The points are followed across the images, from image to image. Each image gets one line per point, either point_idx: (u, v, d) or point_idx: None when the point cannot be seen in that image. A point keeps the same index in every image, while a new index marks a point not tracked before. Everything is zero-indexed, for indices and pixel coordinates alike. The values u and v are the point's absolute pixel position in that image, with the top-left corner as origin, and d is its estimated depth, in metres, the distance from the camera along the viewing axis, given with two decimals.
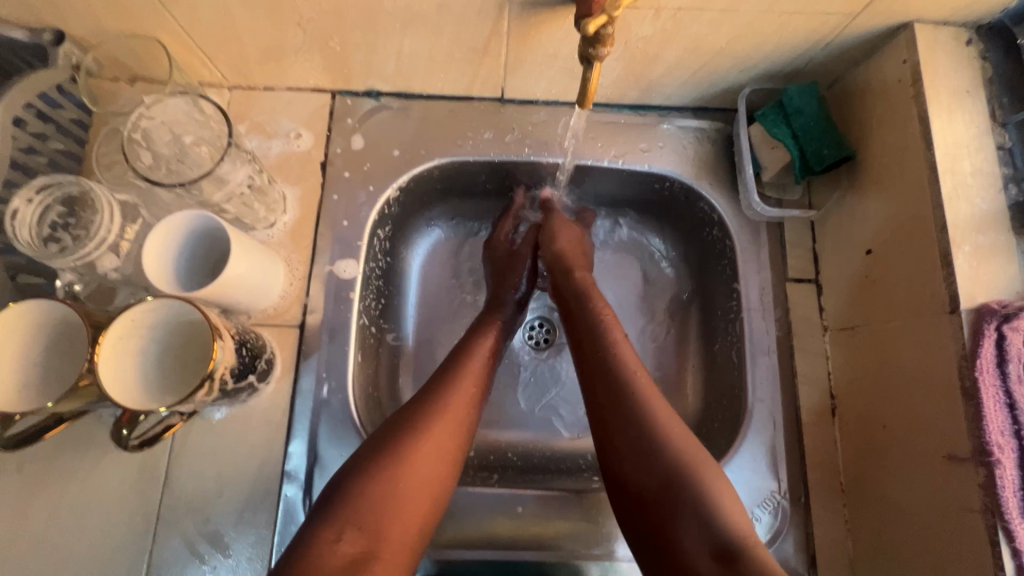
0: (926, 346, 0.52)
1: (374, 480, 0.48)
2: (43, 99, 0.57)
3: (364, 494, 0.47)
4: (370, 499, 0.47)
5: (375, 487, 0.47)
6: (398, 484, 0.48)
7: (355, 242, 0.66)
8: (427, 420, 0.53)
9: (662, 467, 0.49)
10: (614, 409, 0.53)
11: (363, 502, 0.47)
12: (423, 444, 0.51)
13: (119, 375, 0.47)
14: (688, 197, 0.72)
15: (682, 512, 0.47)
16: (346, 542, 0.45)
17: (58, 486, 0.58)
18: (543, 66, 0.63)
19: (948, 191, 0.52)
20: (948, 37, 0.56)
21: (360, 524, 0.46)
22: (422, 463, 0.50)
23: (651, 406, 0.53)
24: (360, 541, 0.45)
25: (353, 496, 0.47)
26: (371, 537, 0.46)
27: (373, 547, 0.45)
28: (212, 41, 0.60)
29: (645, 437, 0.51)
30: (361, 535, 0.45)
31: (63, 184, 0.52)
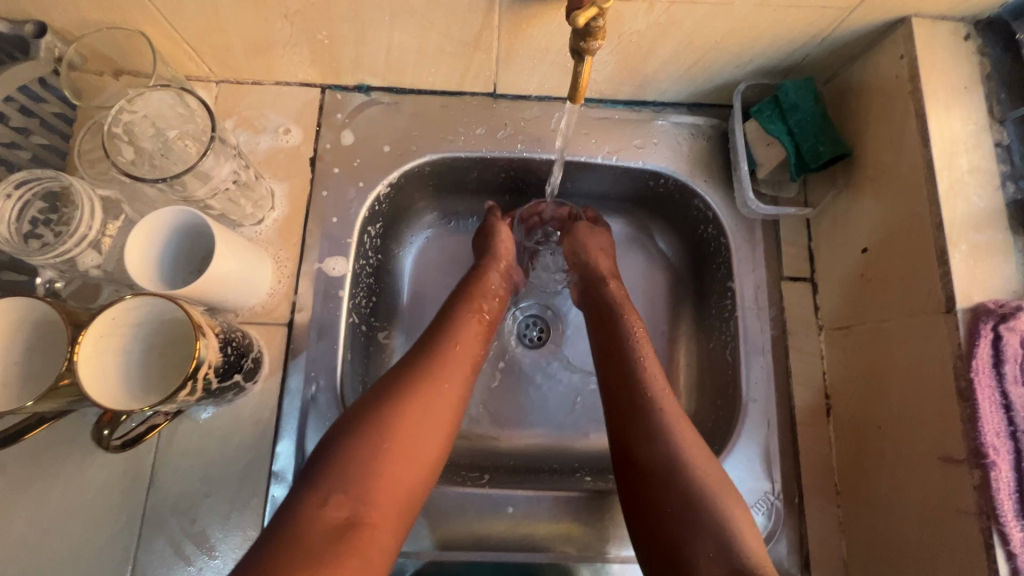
0: (922, 344, 0.52)
1: (364, 441, 0.47)
2: (24, 93, 0.56)
3: (354, 459, 0.47)
4: (357, 463, 0.46)
5: (366, 449, 0.47)
6: (390, 448, 0.48)
7: (345, 238, 0.65)
8: (421, 387, 0.52)
9: (674, 472, 0.50)
10: (631, 407, 0.55)
11: (351, 465, 0.46)
12: (422, 413, 0.51)
13: (100, 375, 0.46)
14: (683, 195, 0.71)
15: (687, 515, 0.48)
16: (332, 506, 0.44)
17: (41, 485, 0.57)
18: (535, 60, 0.62)
19: (945, 189, 0.51)
20: (946, 32, 0.55)
21: (349, 489, 0.45)
22: (415, 428, 0.50)
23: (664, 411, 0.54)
24: (347, 506, 0.45)
25: (342, 460, 0.47)
26: (359, 501, 0.45)
27: (361, 513, 0.45)
28: (197, 34, 0.59)
29: (662, 441, 0.52)
30: (348, 501, 0.45)
31: (43, 180, 0.51)
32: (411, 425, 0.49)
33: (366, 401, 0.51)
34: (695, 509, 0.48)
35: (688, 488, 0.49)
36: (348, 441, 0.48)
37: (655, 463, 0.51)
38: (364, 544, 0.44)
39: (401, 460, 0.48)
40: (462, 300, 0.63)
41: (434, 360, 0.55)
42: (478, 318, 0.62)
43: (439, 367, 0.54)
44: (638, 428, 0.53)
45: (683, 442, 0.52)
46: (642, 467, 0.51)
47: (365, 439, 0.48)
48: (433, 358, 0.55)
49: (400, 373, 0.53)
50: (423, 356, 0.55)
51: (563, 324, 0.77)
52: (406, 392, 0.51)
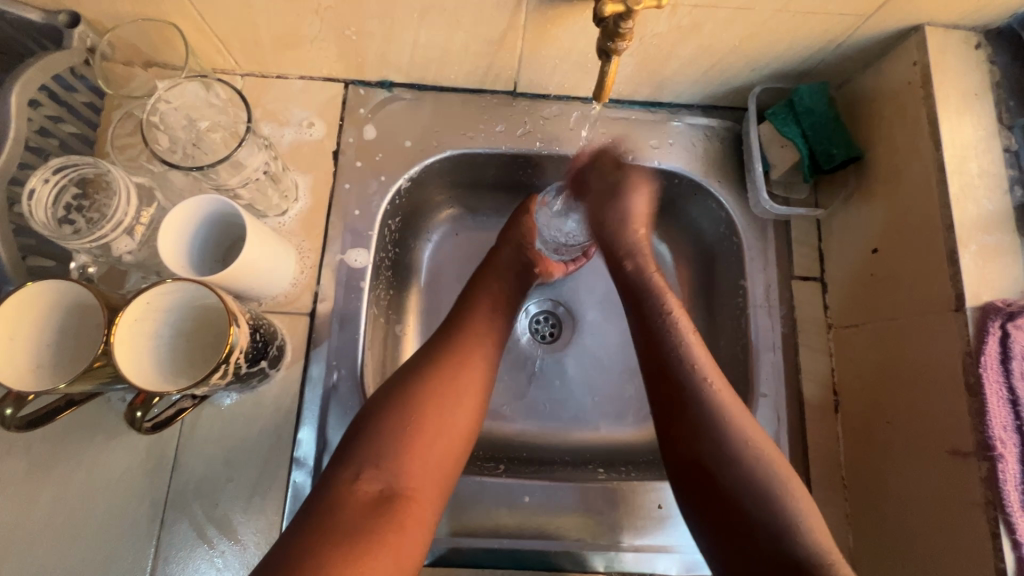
0: (929, 337, 0.54)
1: (393, 416, 0.50)
2: (57, 81, 0.57)
3: (386, 435, 0.49)
4: (388, 436, 0.49)
5: (393, 419, 0.50)
6: (420, 423, 0.50)
7: (366, 231, 0.67)
8: (448, 364, 0.55)
9: (725, 456, 0.49)
10: (672, 384, 0.54)
11: (383, 439, 0.49)
12: (449, 385, 0.53)
13: (136, 359, 0.47)
14: (696, 194, 0.73)
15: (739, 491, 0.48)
16: (364, 481, 0.47)
17: (66, 468, 0.58)
18: (558, 59, 0.64)
19: (955, 192, 0.53)
20: (958, 40, 0.57)
21: (378, 464, 0.48)
22: (441, 401, 0.52)
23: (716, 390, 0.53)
24: (380, 479, 0.47)
25: (375, 433, 0.49)
26: (392, 476, 0.48)
27: (395, 485, 0.47)
28: (227, 28, 0.60)
29: (716, 431, 0.51)
30: (379, 474, 0.47)
31: (79, 166, 0.52)
32: (437, 402, 0.52)
33: (396, 379, 0.54)
34: (759, 500, 0.47)
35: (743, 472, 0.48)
36: (383, 415, 0.50)
37: (706, 441, 0.51)
38: (405, 515, 0.46)
39: (432, 434, 0.51)
40: (478, 281, 0.65)
41: (454, 334, 0.58)
42: (496, 297, 0.63)
43: (461, 343, 0.57)
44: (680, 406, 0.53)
45: (736, 419, 0.51)
46: (692, 444, 0.51)
47: (398, 411, 0.50)
48: (454, 336, 0.58)
49: (427, 354, 0.56)
50: (442, 336, 0.58)
51: (575, 320, 0.78)
52: (433, 366, 0.54)
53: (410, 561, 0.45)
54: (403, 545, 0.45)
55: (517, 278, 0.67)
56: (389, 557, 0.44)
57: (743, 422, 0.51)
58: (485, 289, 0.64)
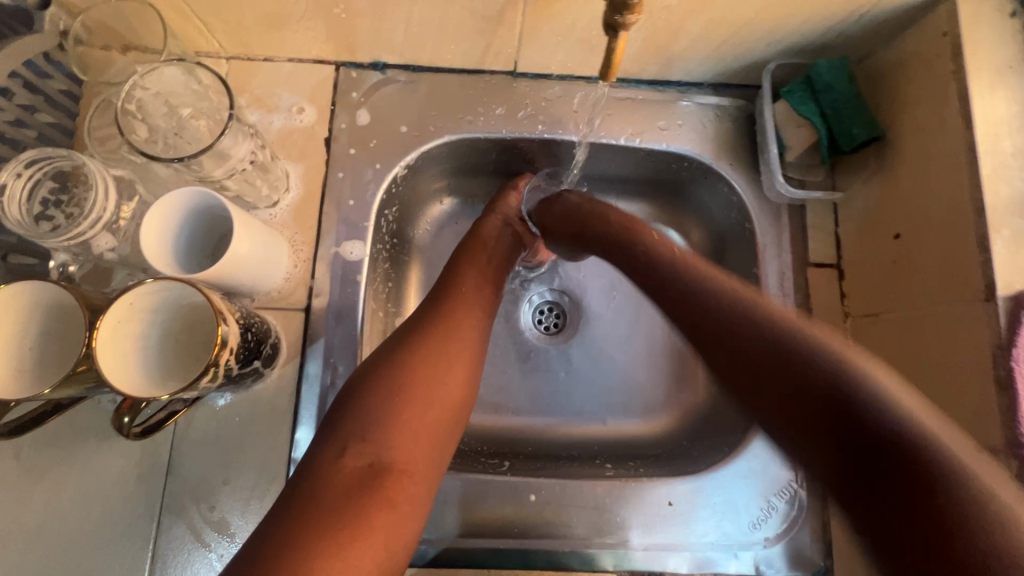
0: (958, 317, 0.51)
1: (376, 390, 0.48)
2: (30, 68, 0.54)
3: (373, 408, 0.47)
4: (376, 409, 0.47)
5: (382, 392, 0.48)
6: (410, 391, 0.48)
7: (361, 222, 0.64)
8: (434, 329, 0.53)
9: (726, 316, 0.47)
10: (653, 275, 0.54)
11: (372, 413, 0.47)
12: (441, 349, 0.52)
13: (120, 364, 0.45)
14: (707, 178, 0.69)
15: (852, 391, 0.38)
16: (351, 456, 0.44)
17: (57, 473, 0.56)
18: (560, 36, 0.60)
19: (988, 173, 0.50)
20: (992, 8, 0.53)
21: (366, 437, 0.45)
22: (429, 373, 0.50)
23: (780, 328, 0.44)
24: (368, 453, 0.45)
25: (362, 409, 0.47)
26: (381, 450, 0.45)
27: (383, 459, 0.45)
28: (208, 7, 0.56)
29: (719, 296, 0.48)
30: (368, 448, 0.45)
31: (53, 159, 0.49)
32: (425, 370, 0.50)
33: (382, 352, 0.51)
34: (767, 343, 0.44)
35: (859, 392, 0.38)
36: (373, 392, 0.48)
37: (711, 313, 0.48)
38: (395, 491, 0.44)
39: (422, 404, 0.48)
40: (465, 251, 0.62)
41: (441, 301, 0.56)
42: (483, 268, 0.61)
43: (448, 311, 0.55)
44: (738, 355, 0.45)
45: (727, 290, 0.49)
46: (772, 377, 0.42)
47: (386, 391, 0.48)
48: (441, 305, 0.55)
49: (414, 325, 0.53)
50: (429, 306, 0.56)
51: (580, 309, 0.75)
52: (419, 335, 0.52)
53: (401, 538, 0.43)
54: (394, 530, 0.43)
55: (506, 246, 0.65)
56: (379, 538, 0.42)
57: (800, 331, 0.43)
58: (472, 257, 0.61)
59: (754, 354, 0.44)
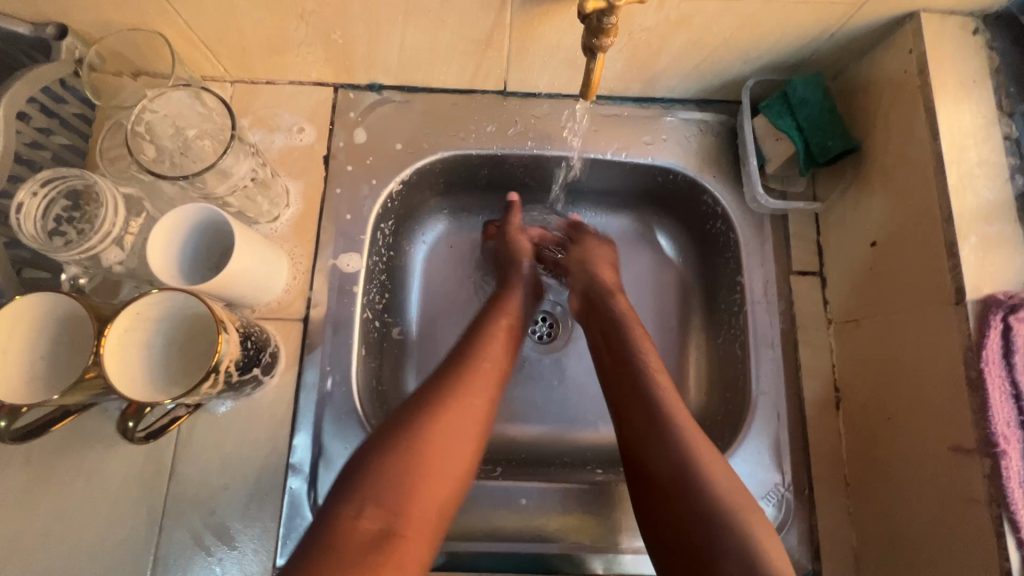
0: (934, 338, 0.52)
1: (390, 451, 0.49)
2: (47, 93, 0.57)
3: (391, 473, 0.48)
4: (388, 473, 0.48)
5: (397, 454, 0.48)
6: (425, 454, 0.49)
7: (358, 235, 0.66)
8: (455, 388, 0.54)
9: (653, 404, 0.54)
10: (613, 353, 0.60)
11: (385, 476, 0.47)
12: (457, 408, 0.53)
13: (125, 371, 0.47)
14: (692, 190, 0.71)
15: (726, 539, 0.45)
16: (365, 518, 0.45)
17: (64, 479, 0.58)
18: (547, 57, 0.63)
19: (954, 182, 0.52)
20: (955, 26, 0.56)
21: (380, 501, 0.46)
22: (444, 432, 0.51)
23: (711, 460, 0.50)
24: (381, 516, 0.46)
25: (373, 470, 0.48)
26: (393, 513, 0.46)
27: (395, 524, 0.46)
28: (214, 35, 0.60)
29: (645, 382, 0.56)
30: (380, 511, 0.46)
31: (67, 177, 0.52)
32: (444, 430, 0.51)
33: (401, 409, 0.52)
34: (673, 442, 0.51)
35: (731, 544, 0.45)
36: (384, 455, 0.48)
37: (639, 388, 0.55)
38: (400, 553, 0.45)
39: (437, 472, 0.49)
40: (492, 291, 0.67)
41: (463, 359, 0.57)
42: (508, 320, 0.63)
43: (470, 368, 0.56)
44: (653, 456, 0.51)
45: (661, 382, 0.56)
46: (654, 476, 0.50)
47: (400, 453, 0.49)
48: (464, 360, 0.57)
49: (436, 383, 0.55)
50: (449, 371, 0.56)
51: (572, 320, 0.77)
52: (438, 396, 0.53)
53: None
54: None
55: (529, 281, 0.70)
56: None
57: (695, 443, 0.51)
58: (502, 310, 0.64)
59: (652, 463, 0.50)
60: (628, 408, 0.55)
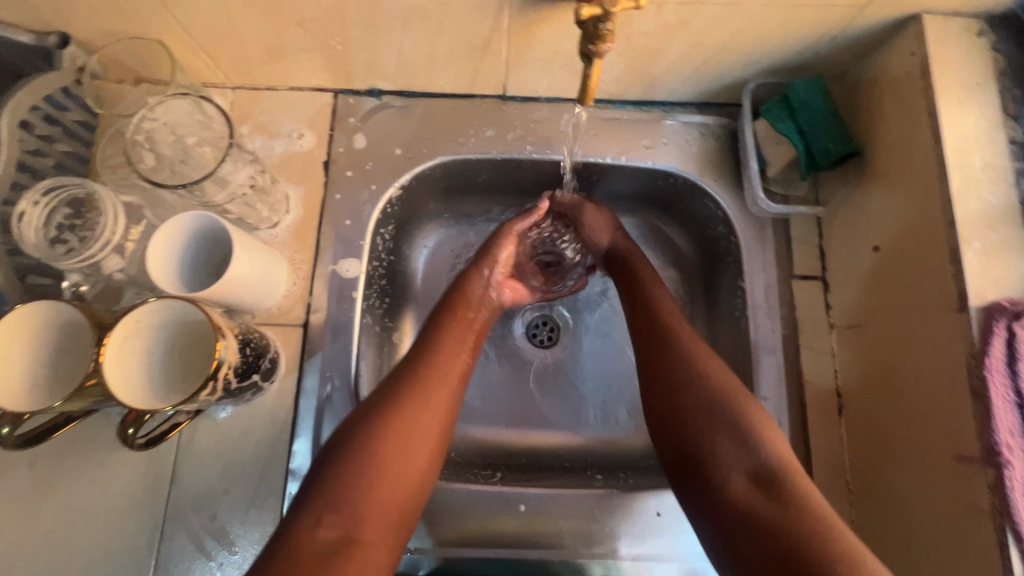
0: (943, 348, 0.51)
1: (349, 458, 0.49)
2: (49, 102, 0.58)
3: (348, 475, 0.48)
4: (348, 479, 0.48)
5: (356, 460, 0.49)
6: (384, 456, 0.49)
7: (358, 241, 0.67)
8: (415, 387, 0.54)
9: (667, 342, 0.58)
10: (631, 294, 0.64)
11: (347, 482, 0.48)
12: (417, 409, 0.53)
13: (124, 378, 0.48)
14: (693, 194, 0.71)
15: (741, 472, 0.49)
16: (324, 526, 0.45)
17: (67, 483, 0.59)
18: (545, 62, 0.63)
19: (957, 187, 0.51)
20: (958, 28, 0.55)
21: (338, 508, 0.47)
22: (403, 434, 0.51)
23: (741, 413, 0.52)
24: (340, 524, 0.46)
25: (333, 478, 0.48)
26: (352, 519, 0.47)
27: (353, 531, 0.46)
28: (214, 42, 0.60)
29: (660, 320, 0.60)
30: (338, 518, 0.46)
31: (69, 187, 0.53)
32: (403, 431, 0.51)
33: (360, 413, 0.52)
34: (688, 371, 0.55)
35: (745, 464, 0.49)
36: (342, 460, 0.49)
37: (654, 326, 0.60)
38: (358, 557, 0.45)
39: (395, 472, 0.50)
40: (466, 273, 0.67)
41: (421, 356, 0.57)
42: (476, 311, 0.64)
43: (427, 368, 0.56)
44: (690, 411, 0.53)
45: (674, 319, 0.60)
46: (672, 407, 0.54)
47: (359, 456, 0.49)
48: (424, 356, 0.57)
49: (393, 383, 0.54)
50: (408, 369, 0.56)
51: (574, 324, 0.77)
52: (396, 398, 0.53)
53: None
54: None
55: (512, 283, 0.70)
56: None
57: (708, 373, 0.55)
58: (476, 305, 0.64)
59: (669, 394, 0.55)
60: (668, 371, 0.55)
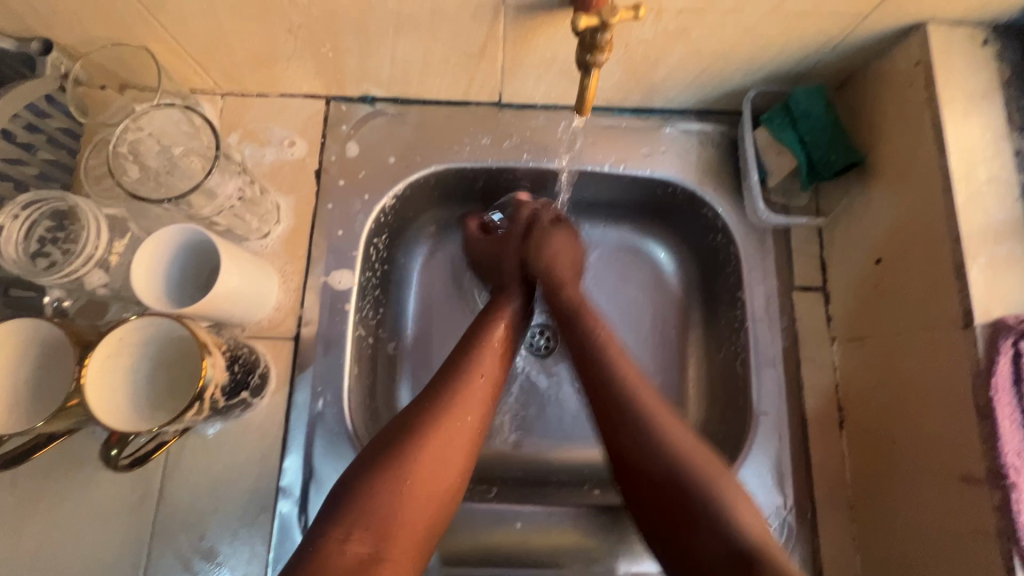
0: (946, 367, 0.50)
1: (382, 472, 0.48)
2: (31, 109, 0.56)
3: (377, 496, 0.47)
4: (381, 495, 0.47)
5: (388, 474, 0.48)
6: (416, 473, 0.49)
7: (350, 251, 0.65)
8: (449, 400, 0.54)
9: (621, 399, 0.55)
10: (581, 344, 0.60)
11: (377, 498, 0.47)
12: (451, 426, 0.52)
13: (106, 399, 0.46)
14: (691, 203, 0.70)
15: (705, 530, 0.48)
16: (354, 541, 0.45)
17: (51, 502, 0.57)
18: (542, 70, 0.61)
19: (963, 200, 0.50)
20: (964, 37, 0.54)
21: (369, 524, 0.46)
22: (439, 447, 0.51)
23: (681, 452, 0.51)
24: (370, 540, 0.46)
25: (364, 492, 0.47)
26: (380, 535, 0.46)
27: (383, 549, 0.46)
28: (202, 48, 0.59)
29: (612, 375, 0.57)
30: (368, 535, 0.46)
31: (50, 200, 0.51)
32: (436, 446, 0.51)
33: (398, 424, 0.52)
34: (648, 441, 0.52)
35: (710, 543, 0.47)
36: (371, 474, 0.48)
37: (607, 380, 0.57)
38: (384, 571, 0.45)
39: (425, 493, 0.49)
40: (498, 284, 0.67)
41: (453, 367, 0.57)
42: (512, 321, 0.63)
43: (466, 377, 0.56)
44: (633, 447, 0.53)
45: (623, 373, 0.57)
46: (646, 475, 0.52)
47: (388, 470, 0.48)
48: (462, 362, 0.57)
49: (429, 394, 0.54)
50: (439, 388, 0.54)
51: None
52: (434, 410, 0.53)
53: None
54: None
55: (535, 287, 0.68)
56: None
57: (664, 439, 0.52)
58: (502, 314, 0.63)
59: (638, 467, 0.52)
60: (615, 403, 0.55)
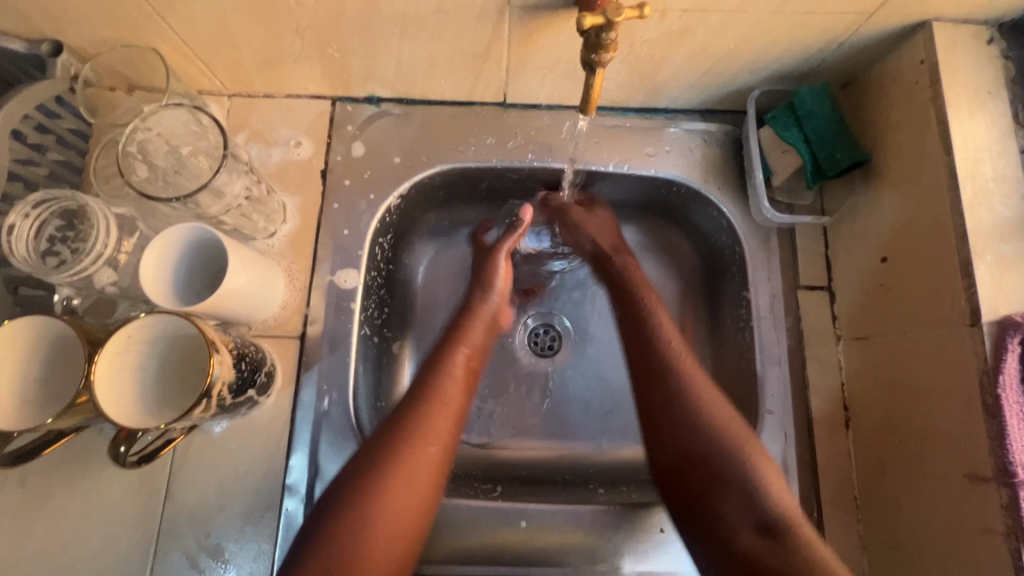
0: (953, 366, 0.50)
1: (340, 512, 0.47)
2: (41, 110, 0.57)
3: (337, 537, 0.46)
4: (341, 536, 0.46)
5: (347, 514, 0.47)
6: (376, 512, 0.47)
7: (356, 251, 0.65)
8: (409, 431, 0.51)
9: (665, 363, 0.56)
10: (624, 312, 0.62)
11: (337, 538, 0.46)
12: (411, 459, 0.50)
13: (115, 396, 0.47)
14: (696, 202, 0.70)
15: (728, 496, 0.49)
16: None
17: (59, 499, 0.58)
18: (546, 69, 0.62)
19: (969, 198, 0.50)
20: (969, 35, 0.54)
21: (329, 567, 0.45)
22: (399, 483, 0.49)
23: (715, 423, 0.52)
24: None
25: (324, 534, 0.46)
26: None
27: None
28: (209, 49, 0.59)
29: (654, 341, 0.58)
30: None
31: (59, 199, 0.52)
32: (396, 481, 0.49)
33: (357, 460, 0.50)
34: (688, 401, 0.53)
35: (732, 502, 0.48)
36: (330, 515, 0.47)
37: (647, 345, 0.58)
38: None
39: (387, 530, 0.48)
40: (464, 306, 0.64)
41: (414, 396, 0.54)
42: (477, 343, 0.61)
43: (422, 407, 0.53)
44: (666, 420, 0.53)
45: (665, 339, 0.58)
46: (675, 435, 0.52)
47: (345, 512, 0.47)
48: (420, 391, 0.55)
49: (388, 427, 0.52)
50: (402, 415, 0.52)
51: (575, 333, 0.76)
52: (391, 445, 0.50)
53: None
54: None
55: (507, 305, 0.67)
56: None
57: (699, 399, 0.53)
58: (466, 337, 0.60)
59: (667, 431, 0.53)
60: (649, 376, 0.56)
